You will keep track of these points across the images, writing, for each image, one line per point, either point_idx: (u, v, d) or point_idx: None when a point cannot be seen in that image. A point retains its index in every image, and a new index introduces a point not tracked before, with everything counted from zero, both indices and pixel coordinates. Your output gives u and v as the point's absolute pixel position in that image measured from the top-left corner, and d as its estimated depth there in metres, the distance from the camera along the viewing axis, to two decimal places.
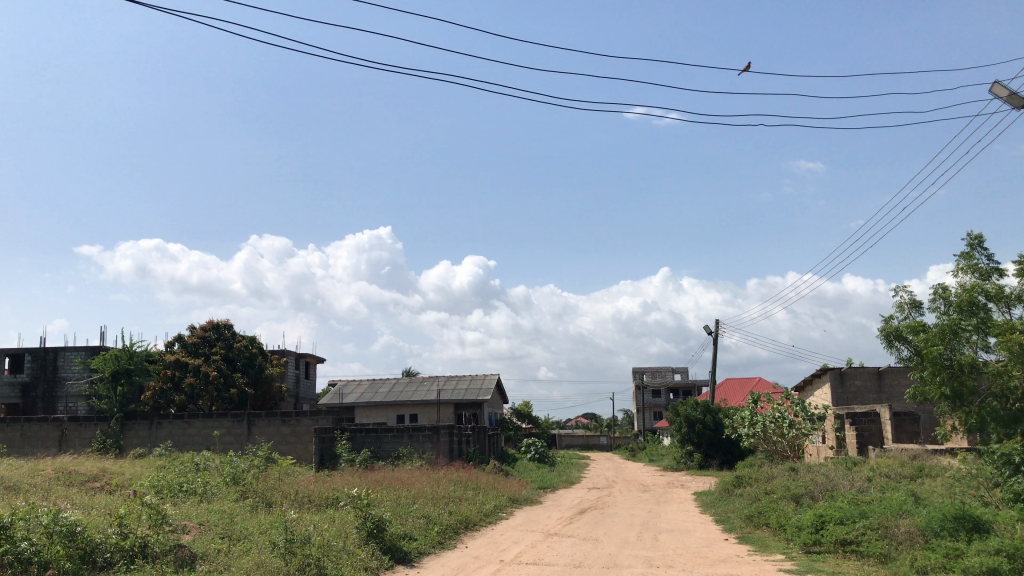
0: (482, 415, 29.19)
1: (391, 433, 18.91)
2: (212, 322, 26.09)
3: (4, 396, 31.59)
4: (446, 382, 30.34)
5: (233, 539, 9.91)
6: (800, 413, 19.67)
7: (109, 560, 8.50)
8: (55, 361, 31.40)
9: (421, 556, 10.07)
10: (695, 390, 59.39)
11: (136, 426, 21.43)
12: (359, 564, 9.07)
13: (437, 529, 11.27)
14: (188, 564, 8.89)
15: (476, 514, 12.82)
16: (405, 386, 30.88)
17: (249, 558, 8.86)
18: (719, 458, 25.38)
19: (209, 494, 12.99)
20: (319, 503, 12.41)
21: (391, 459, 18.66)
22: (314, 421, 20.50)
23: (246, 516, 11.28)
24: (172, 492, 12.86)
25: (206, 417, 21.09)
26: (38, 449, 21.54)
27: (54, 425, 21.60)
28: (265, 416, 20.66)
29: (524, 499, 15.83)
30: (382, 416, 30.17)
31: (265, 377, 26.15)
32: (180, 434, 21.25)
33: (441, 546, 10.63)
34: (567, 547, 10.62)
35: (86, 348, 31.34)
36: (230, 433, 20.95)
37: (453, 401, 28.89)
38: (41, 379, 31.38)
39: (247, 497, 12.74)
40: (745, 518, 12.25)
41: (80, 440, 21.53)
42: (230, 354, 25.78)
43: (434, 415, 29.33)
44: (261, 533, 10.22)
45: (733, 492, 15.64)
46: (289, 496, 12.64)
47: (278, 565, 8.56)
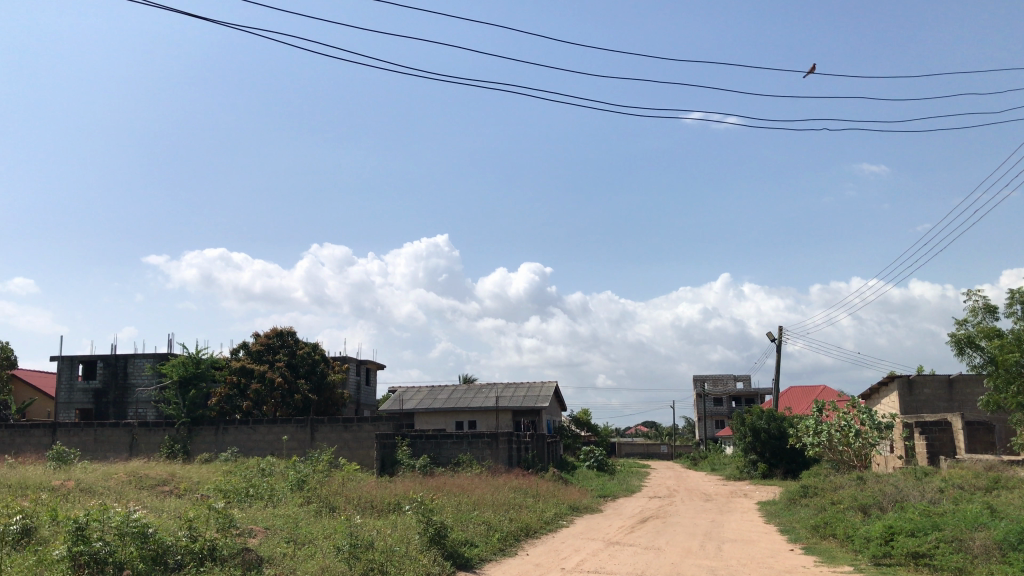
0: (540, 423, 29.16)
1: (450, 439, 19.01)
2: (276, 329, 26.64)
3: (78, 401, 32.65)
4: (505, 389, 30.39)
5: (298, 543, 10.06)
6: (867, 422, 19.16)
7: (180, 562, 8.69)
8: (125, 367, 32.33)
9: (482, 562, 10.11)
10: (758, 398, 58.46)
11: (203, 432, 21.94)
12: (421, 569, 9.14)
13: (498, 536, 11.28)
14: (255, 567, 9.06)
15: (537, 521, 12.80)
16: (463, 393, 31.00)
17: (313, 563, 8.98)
18: (782, 467, 24.91)
19: (275, 499, 13.24)
20: (382, 508, 12.55)
21: (450, 465, 18.78)
22: (375, 428, 20.77)
23: (310, 521, 11.44)
24: (240, 496, 13.14)
25: (270, 423, 21.47)
26: (110, 454, 22.16)
27: (125, 430, 22.20)
28: (327, 422, 20.96)
29: (585, 507, 15.74)
30: (441, 422, 30.36)
31: (327, 384, 26.57)
32: (245, 439, 21.68)
33: (503, 553, 10.64)
34: (628, 556, 10.55)
35: (155, 356, 32.22)
36: (294, 438, 21.29)
37: (512, 408, 28.96)
38: (113, 385, 32.36)
39: (310, 501, 12.93)
40: (811, 529, 12.01)
41: (150, 444, 22.09)
42: (294, 361, 26.25)
43: (493, 422, 29.41)
44: (326, 538, 10.35)
45: (798, 502, 15.36)
46: (352, 501, 12.78)
47: (342, 569, 8.68)
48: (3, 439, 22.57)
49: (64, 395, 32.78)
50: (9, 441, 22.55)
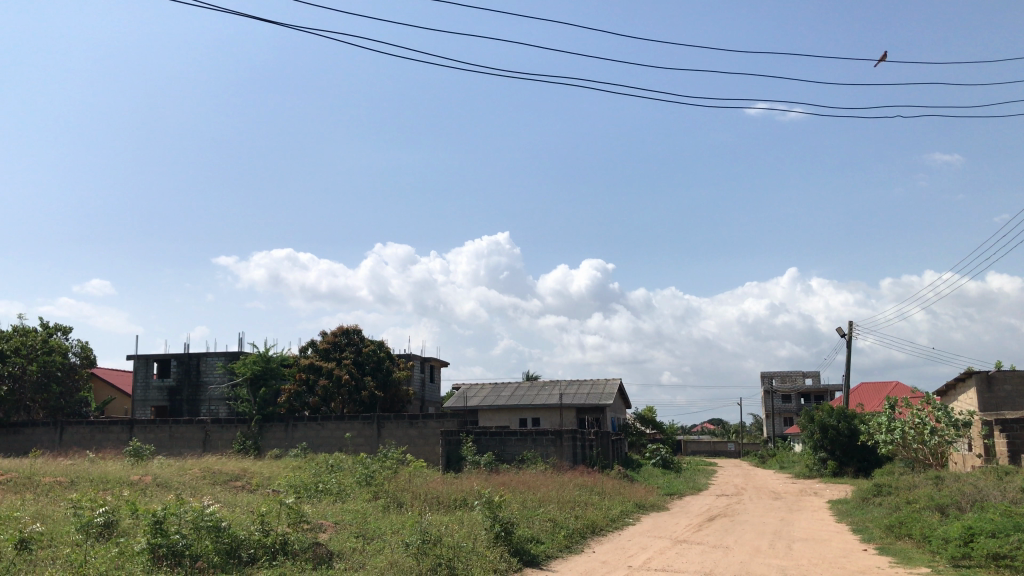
0: (605, 420, 29.02)
1: (515, 436, 19.07)
2: (342, 328, 27.05)
3: (154, 398, 33.66)
4: (568, 386, 30.33)
5: (368, 538, 10.21)
6: (943, 419, 18.62)
7: (253, 555, 8.88)
8: (198, 366, 33.21)
9: (549, 559, 10.10)
10: (828, 394, 57.11)
11: (273, 428, 22.42)
12: (489, 565, 9.18)
13: (564, 533, 11.26)
14: (325, 561, 9.16)
15: (603, 519, 12.74)
16: (527, 390, 31.04)
17: (382, 558, 9.09)
18: (854, 465, 24.33)
19: (344, 494, 13.43)
20: (449, 504, 12.64)
21: (515, 463, 18.82)
22: (440, 424, 20.95)
23: (378, 516, 11.61)
24: (309, 492, 13.37)
25: (338, 419, 21.80)
26: (185, 450, 22.78)
27: (199, 427, 22.80)
28: (393, 418, 21.22)
29: (651, 505, 15.58)
30: (505, 419, 30.44)
31: (394, 380, 26.80)
32: (314, 435, 22.08)
33: (569, 550, 10.62)
34: (696, 554, 10.44)
35: (226, 354, 33.03)
36: (361, 435, 21.60)
37: (575, 405, 28.89)
38: (186, 383, 33.25)
39: (378, 497, 13.13)
40: (886, 528, 11.73)
41: (223, 440, 22.64)
42: (360, 359, 26.59)
43: (557, 419, 29.41)
44: (394, 533, 10.47)
45: (871, 501, 15.00)
46: (419, 497, 12.91)
47: (411, 564, 8.76)
48: (84, 435, 23.37)
49: (141, 393, 33.81)
50: (90, 436, 23.34)
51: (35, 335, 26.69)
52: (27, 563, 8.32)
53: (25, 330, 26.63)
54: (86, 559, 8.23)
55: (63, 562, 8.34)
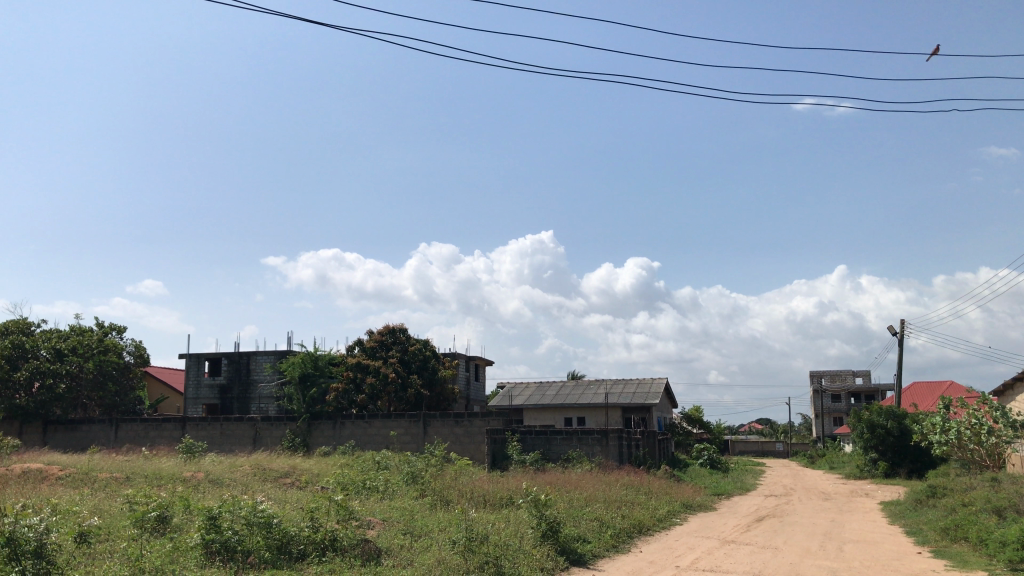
0: (651, 420, 28.89)
1: (560, 435, 19.06)
2: (389, 327, 27.30)
3: (205, 397, 34.25)
4: (614, 385, 30.24)
5: (415, 536, 10.28)
6: (1000, 419, 18.23)
7: (303, 551, 8.98)
8: (248, 365, 33.75)
9: (596, 559, 10.08)
10: (879, 394, 56.10)
11: (321, 426, 22.70)
12: (536, 564, 9.18)
13: (611, 532, 11.23)
14: (374, 557, 9.22)
15: (650, 519, 12.68)
16: (572, 389, 31.01)
17: (430, 555, 9.14)
18: (906, 466, 23.91)
19: (390, 492, 13.54)
20: (495, 503, 12.66)
21: (561, 461, 18.82)
22: (485, 422, 21.03)
23: (425, 513, 11.71)
24: (357, 489, 13.51)
25: (385, 418, 22.00)
26: (236, 447, 23.17)
27: (249, 425, 23.16)
28: (439, 417, 21.33)
29: (698, 505, 15.47)
30: (551, 419, 30.44)
31: (439, 379, 26.92)
32: (361, 433, 22.31)
33: (616, 550, 10.59)
34: (745, 555, 10.33)
35: (275, 353, 33.52)
36: (407, 433, 21.76)
37: (621, 405, 28.79)
38: (236, 382, 33.80)
39: (425, 495, 13.21)
40: (940, 531, 11.49)
41: (272, 438, 22.98)
42: (406, 358, 26.79)
43: (602, 419, 29.34)
44: (441, 531, 10.53)
45: (925, 503, 14.70)
46: (465, 496, 12.96)
47: (458, 562, 8.79)
48: (138, 432, 23.89)
49: (193, 391, 34.45)
50: (144, 434, 23.85)
51: (91, 335, 27.34)
52: (87, 557, 8.53)
53: (82, 330, 27.30)
54: (142, 553, 8.41)
55: (120, 556, 8.53)
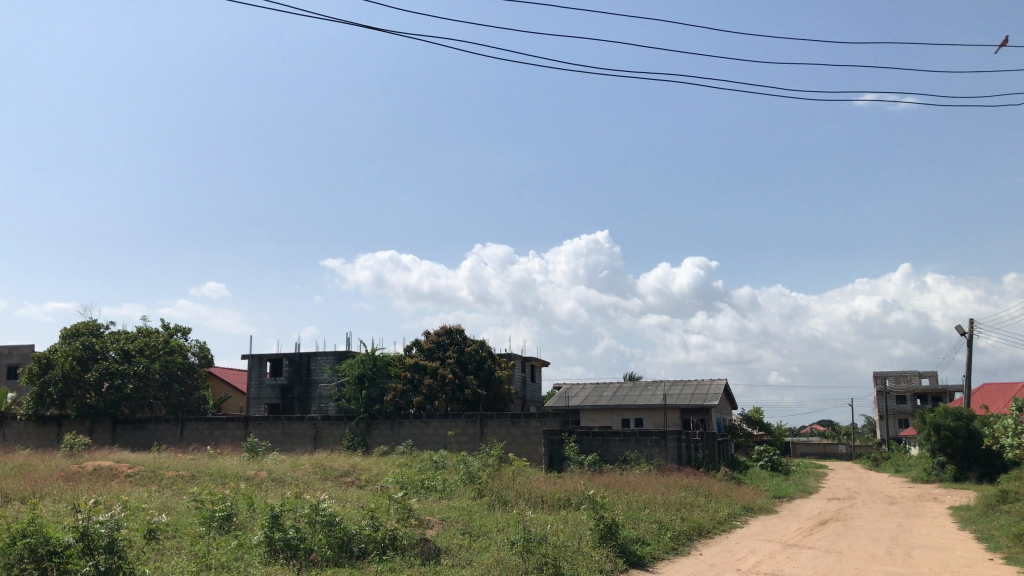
0: (710, 421, 28.56)
1: (618, 437, 18.96)
2: (445, 328, 27.52)
3: (267, 397, 34.88)
4: (672, 386, 29.97)
5: (474, 536, 10.32)
6: None
7: (364, 550, 9.07)
8: (308, 365, 34.31)
9: (655, 561, 10.01)
10: (946, 395, 54.58)
11: (380, 426, 22.97)
12: (595, 565, 9.15)
13: (671, 535, 11.15)
14: (434, 556, 9.27)
15: (710, 521, 12.53)
16: (630, 390, 30.85)
17: (489, 556, 9.18)
18: (976, 470, 23.25)
19: (448, 492, 13.64)
20: (553, 504, 12.66)
21: (618, 463, 18.72)
22: (542, 423, 21.02)
23: (484, 513, 11.77)
24: (416, 489, 13.64)
25: (442, 417, 22.16)
26: (297, 446, 23.57)
27: (310, 424, 23.55)
28: (496, 417, 21.41)
29: (760, 508, 15.26)
30: (608, 420, 30.34)
31: (496, 379, 26.94)
32: (420, 433, 22.51)
33: (676, 553, 10.51)
34: (808, 559, 10.14)
35: (334, 353, 34.00)
36: (464, 433, 21.87)
37: (679, 406, 28.52)
38: (297, 382, 34.37)
39: (483, 495, 13.26)
40: (1013, 537, 11.15)
41: (332, 437, 23.33)
42: (463, 358, 26.94)
43: (660, 420, 29.11)
44: (499, 531, 10.56)
45: (997, 508, 14.24)
46: (523, 496, 12.98)
47: (517, 563, 8.81)
48: (203, 432, 24.45)
49: (255, 391, 35.14)
50: (208, 433, 24.41)
51: (157, 336, 28.10)
52: (156, 552, 8.75)
53: (149, 331, 28.08)
54: (209, 549, 8.63)
55: (188, 552, 8.75)
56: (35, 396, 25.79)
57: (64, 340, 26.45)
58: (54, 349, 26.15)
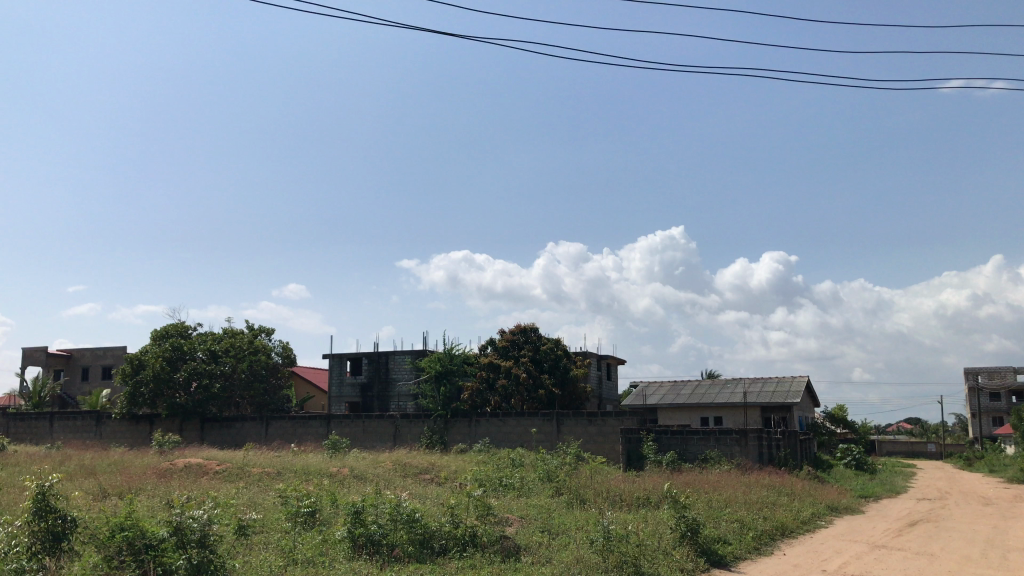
0: (792, 419, 27.97)
1: (697, 435, 18.75)
2: (521, 327, 27.56)
3: (347, 395, 35.57)
4: (752, 384, 29.46)
5: (553, 534, 10.33)
6: None
7: (444, 546, 9.18)
8: (387, 364, 34.86)
9: (737, 560, 9.86)
10: None
11: (458, 423, 23.17)
12: (675, 565, 9.07)
13: (753, 534, 10.97)
14: (513, 553, 9.29)
15: (793, 521, 12.27)
16: (708, 388, 30.45)
17: (569, 553, 9.19)
18: None
19: (526, 490, 13.70)
20: (632, 502, 12.59)
21: (698, 462, 18.49)
22: (620, 422, 20.90)
23: (563, 512, 11.76)
24: (493, 486, 13.74)
25: (519, 416, 22.25)
26: (377, 443, 23.96)
27: (389, 422, 23.92)
28: (572, 416, 21.39)
29: (845, 507, 14.88)
30: (687, 418, 30.00)
31: (572, 377, 26.82)
32: (497, 431, 22.65)
33: (758, 552, 10.33)
34: (897, 561, 9.85)
35: (412, 351, 34.46)
36: (542, 431, 21.92)
37: (760, 404, 28.01)
38: (376, 380, 34.95)
39: (561, 493, 13.28)
40: None
41: (411, 435, 23.65)
42: (538, 357, 26.90)
43: (741, 418, 28.63)
44: (578, 529, 10.56)
45: None
46: (602, 494, 12.94)
47: (597, 561, 8.79)
48: (287, 429, 25.08)
49: (336, 389, 35.88)
50: (292, 431, 25.00)
51: (243, 336, 28.90)
52: (244, 547, 9.01)
53: (234, 331, 28.92)
54: (295, 545, 8.86)
55: (275, 547, 9.00)
56: (128, 396, 26.86)
57: (155, 342, 27.50)
58: (146, 349, 27.21)
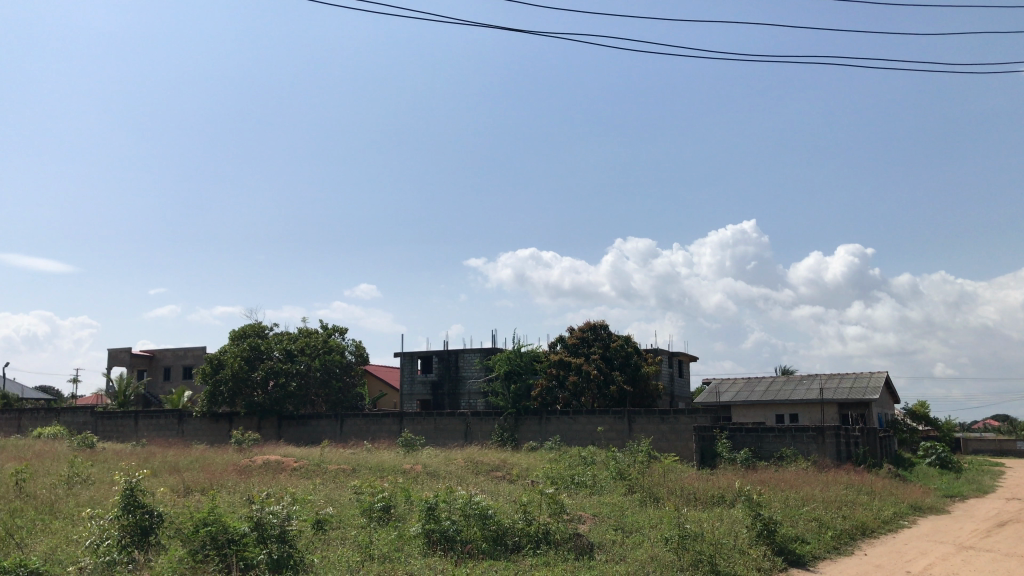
0: (871, 416, 27.27)
1: (772, 433, 18.44)
2: (590, 324, 27.43)
3: (419, 393, 35.96)
4: (829, 379, 28.81)
5: (627, 531, 10.29)
6: None
7: (518, 543, 9.22)
8: (457, 361, 35.12)
9: (816, 560, 9.66)
10: None
11: (528, 421, 23.20)
12: (752, 564, 8.93)
13: (832, 533, 10.72)
14: (588, 551, 9.25)
15: (874, 520, 11.96)
16: (783, 384, 29.88)
17: (643, 552, 9.12)
18: None
19: (599, 488, 13.64)
20: (706, 500, 12.45)
21: (773, 459, 18.19)
22: (692, 419, 20.65)
23: (636, 510, 11.69)
24: (566, 484, 13.71)
25: (589, 413, 22.18)
26: (449, 441, 24.18)
27: (461, 419, 24.12)
28: (644, 413, 21.24)
29: (929, 507, 14.42)
30: (761, 415, 29.48)
31: (643, 374, 26.55)
32: (567, 428, 22.63)
33: (838, 552, 10.10)
34: (986, 563, 9.51)
35: (482, 350, 34.66)
36: (613, 429, 21.83)
37: (837, 400, 27.37)
38: (446, 378, 35.24)
39: (634, 492, 13.20)
40: None
41: (482, 432, 23.80)
42: (608, 354, 26.70)
43: (817, 415, 28.01)
44: (653, 528, 10.47)
45: None
46: (676, 492, 12.82)
47: (671, 560, 8.71)
48: (361, 427, 25.47)
49: (408, 387, 36.31)
50: (365, 428, 25.40)
51: (317, 336, 29.50)
52: (322, 542, 9.18)
53: (309, 331, 29.53)
54: (372, 540, 8.99)
55: (351, 542, 9.15)
56: (208, 394, 27.66)
57: (233, 342, 28.28)
58: (225, 349, 27.99)
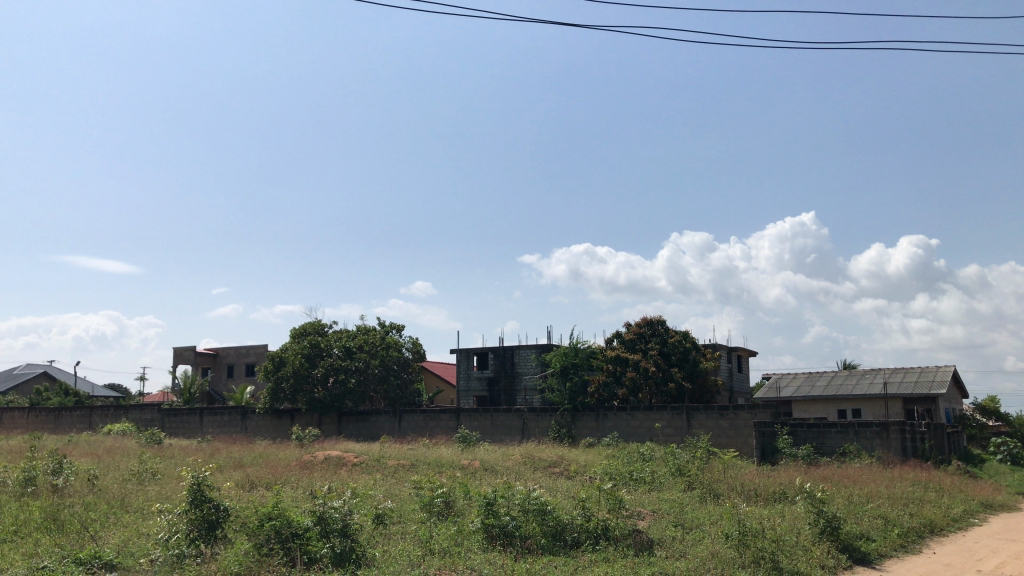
0: (938, 411, 26.60)
1: (835, 428, 18.11)
2: (647, 319, 27.22)
3: (476, 389, 36.16)
4: (893, 374, 28.15)
5: (687, 528, 10.20)
6: None
7: (577, 539, 9.21)
8: (513, 357, 35.24)
9: (883, 559, 9.45)
10: None
11: (585, 417, 23.16)
12: (815, 561, 8.79)
13: (898, 531, 10.48)
14: (647, 547, 9.21)
15: (943, 518, 11.65)
16: (846, 379, 29.29)
17: (704, 548, 9.03)
18: None
19: (658, 484, 13.56)
20: (767, 497, 12.27)
21: (836, 455, 17.89)
22: (752, 415, 20.37)
23: (696, 506, 11.59)
24: (624, 480, 13.66)
25: (647, 410, 22.04)
26: (506, 437, 24.27)
27: (517, 415, 24.19)
28: (703, 409, 21.01)
29: (1001, 504, 13.99)
30: (823, 411, 28.94)
31: (701, 370, 26.25)
32: (625, 425, 22.52)
33: (905, 550, 9.88)
34: None
35: (538, 346, 34.70)
36: (671, 425, 21.66)
37: (902, 395, 26.77)
38: (502, 374, 35.36)
39: (693, 488, 13.08)
40: None
41: (539, 428, 23.83)
42: (666, 349, 26.46)
43: (881, 410, 27.42)
44: (712, 524, 10.36)
45: None
46: (736, 489, 12.68)
47: (732, 556, 8.63)
48: (419, 423, 25.69)
49: (464, 383, 36.56)
50: (423, 424, 25.62)
51: (375, 333, 29.87)
52: (382, 536, 9.30)
53: (367, 329, 29.92)
54: (431, 535, 9.08)
55: (411, 536, 9.25)
56: (271, 391, 28.19)
57: (294, 340, 28.79)
58: (286, 347, 28.52)
